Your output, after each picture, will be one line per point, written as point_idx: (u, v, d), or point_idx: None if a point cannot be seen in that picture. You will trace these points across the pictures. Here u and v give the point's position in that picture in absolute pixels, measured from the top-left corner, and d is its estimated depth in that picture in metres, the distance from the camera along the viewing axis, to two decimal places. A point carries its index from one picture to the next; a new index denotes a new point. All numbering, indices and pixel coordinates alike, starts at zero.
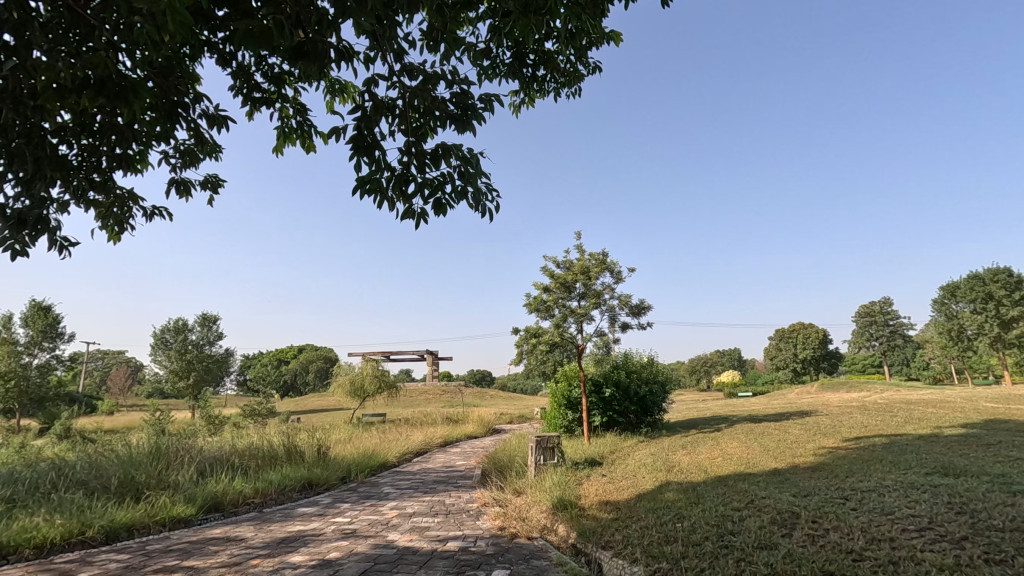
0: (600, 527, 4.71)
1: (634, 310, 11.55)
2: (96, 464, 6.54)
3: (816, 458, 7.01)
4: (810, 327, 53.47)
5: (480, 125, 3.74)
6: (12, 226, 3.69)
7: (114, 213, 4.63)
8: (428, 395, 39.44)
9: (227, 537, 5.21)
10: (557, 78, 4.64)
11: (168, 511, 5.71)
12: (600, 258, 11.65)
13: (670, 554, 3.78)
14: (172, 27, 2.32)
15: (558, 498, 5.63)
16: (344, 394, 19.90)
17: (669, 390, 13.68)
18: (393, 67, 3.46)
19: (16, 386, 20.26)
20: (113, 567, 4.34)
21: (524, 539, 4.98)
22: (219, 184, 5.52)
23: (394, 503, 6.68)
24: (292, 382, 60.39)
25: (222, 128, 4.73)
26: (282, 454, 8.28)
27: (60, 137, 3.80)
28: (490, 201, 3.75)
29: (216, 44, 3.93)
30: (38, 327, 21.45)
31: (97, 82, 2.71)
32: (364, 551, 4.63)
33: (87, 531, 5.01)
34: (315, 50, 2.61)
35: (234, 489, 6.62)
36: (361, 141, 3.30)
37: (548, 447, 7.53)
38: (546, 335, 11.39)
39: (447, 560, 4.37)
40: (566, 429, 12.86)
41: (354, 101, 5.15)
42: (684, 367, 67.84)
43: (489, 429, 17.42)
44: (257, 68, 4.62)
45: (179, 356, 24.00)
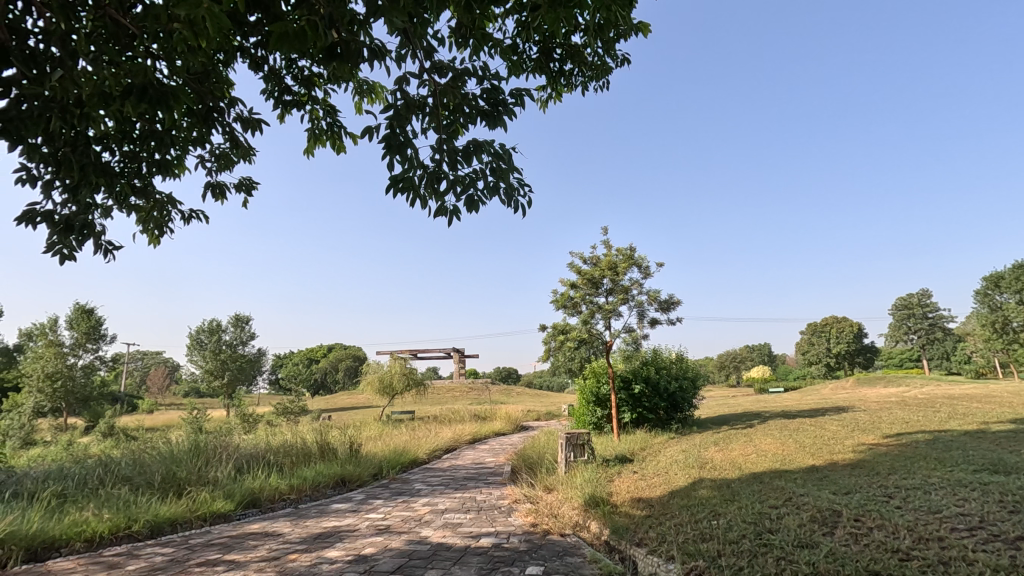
0: (633, 525, 4.66)
1: (663, 305, 11.41)
2: (139, 461, 6.77)
3: (855, 455, 6.84)
4: (844, 321, 52.02)
5: (511, 120, 3.73)
6: (60, 231, 3.85)
7: (154, 216, 4.77)
8: (455, 391, 39.83)
9: (266, 532, 5.34)
10: (585, 72, 4.59)
11: (208, 507, 5.87)
12: (628, 253, 11.53)
13: (706, 552, 3.71)
14: (211, 32, 2.38)
15: (591, 495, 5.59)
16: (374, 392, 20.19)
17: (700, 386, 13.47)
18: (424, 65, 3.47)
19: (62, 386, 21.23)
20: (158, 560, 4.47)
21: (557, 535, 4.98)
22: (253, 187, 5.64)
23: (427, 499, 6.74)
24: (322, 381, 61.53)
25: (255, 131, 4.83)
26: (315, 451, 8.44)
27: (103, 144, 3.94)
28: (523, 196, 3.75)
29: (248, 49, 4.01)
30: (82, 330, 22.21)
31: (139, 88, 2.81)
32: (398, 547, 4.68)
33: (133, 525, 5.19)
34: (349, 50, 2.64)
35: (271, 486, 6.78)
36: (394, 140, 3.33)
37: (578, 444, 7.52)
38: (573, 331, 11.38)
39: (481, 556, 4.38)
40: (595, 426, 12.79)
41: (382, 101, 5.20)
42: (713, 363, 66.63)
43: (517, 427, 17.46)
44: (287, 70, 4.71)
45: (214, 356, 24.68)
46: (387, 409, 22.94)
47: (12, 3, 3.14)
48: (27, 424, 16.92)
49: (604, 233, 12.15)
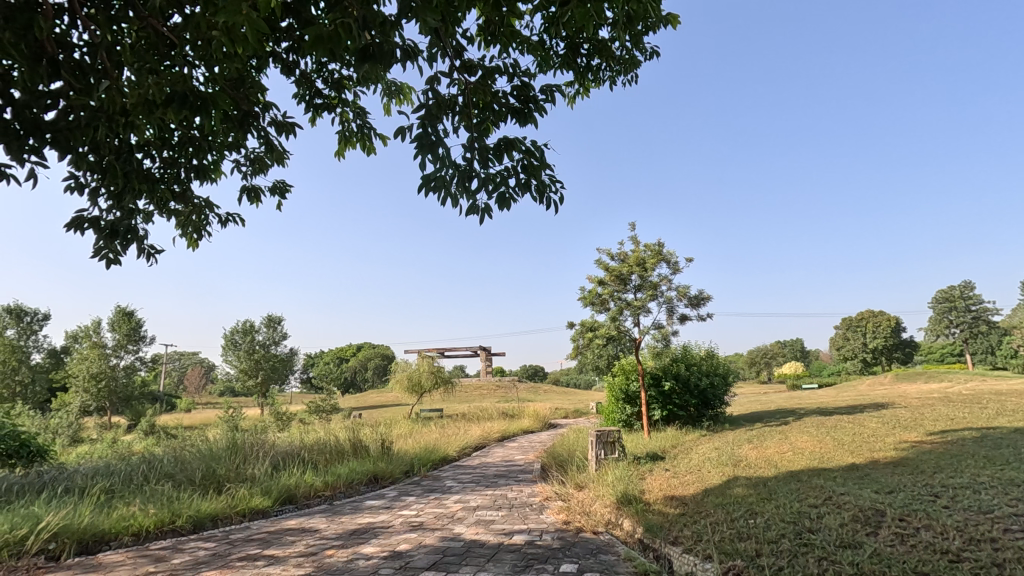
0: (667, 522, 4.61)
1: (694, 301, 11.25)
2: (181, 458, 6.99)
3: (898, 453, 6.62)
4: (881, 315, 50.42)
5: (541, 117, 3.72)
6: (106, 237, 4.01)
7: (193, 220, 4.92)
8: (483, 390, 40.04)
9: (303, 528, 5.44)
10: (613, 66, 4.56)
11: (247, 503, 6.01)
12: (656, 248, 11.38)
13: (744, 552, 3.64)
14: (251, 39, 2.42)
15: (622, 493, 5.56)
16: (403, 390, 20.42)
17: (732, 382, 13.23)
18: (453, 64, 3.48)
19: (106, 386, 22.06)
20: (201, 554, 4.62)
21: (589, 533, 4.96)
22: (286, 189, 5.76)
23: (458, 496, 6.80)
24: (351, 380, 62.42)
25: (288, 134, 4.94)
26: (348, 449, 8.58)
27: (145, 151, 4.08)
28: (555, 192, 3.71)
29: (280, 55, 4.09)
30: (123, 332, 22.93)
31: (180, 96, 2.90)
32: (432, 543, 4.72)
33: (177, 520, 5.36)
34: (382, 51, 2.65)
35: (306, 483, 6.91)
36: (426, 139, 3.35)
37: (608, 441, 7.47)
38: (601, 328, 11.33)
39: (514, 553, 4.39)
40: (625, 423, 12.69)
41: (411, 101, 5.28)
42: (743, 360, 65.43)
43: (545, 424, 17.44)
44: (318, 74, 4.81)
45: (248, 356, 25.37)
46: (415, 407, 23.15)
47: (59, 18, 3.27)
48: (75, 423, 17.66)
49: (631, 229, 12.06)
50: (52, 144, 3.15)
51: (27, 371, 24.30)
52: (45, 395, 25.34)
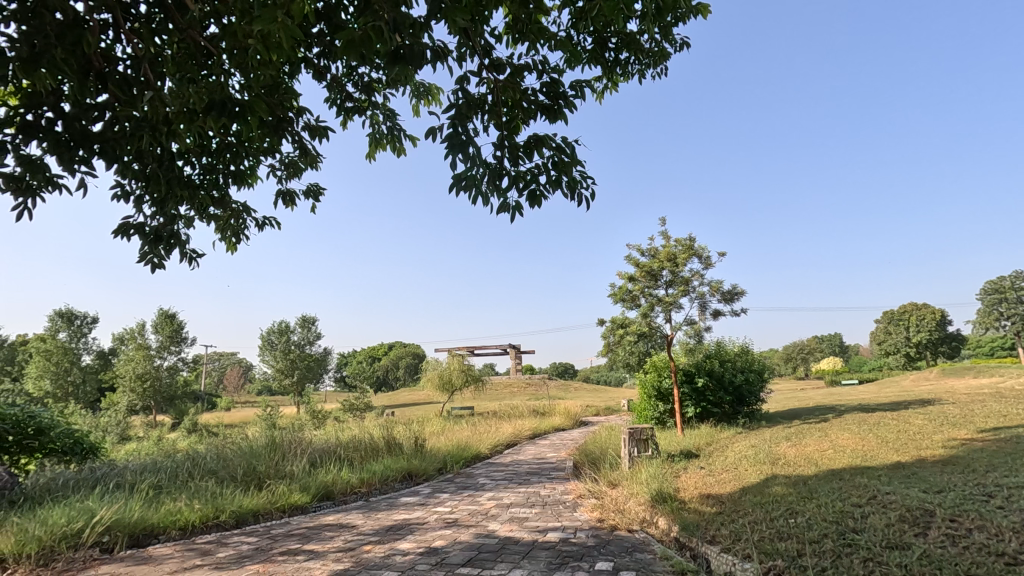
0: (704, 521, 4.54)
1: (727, 296, 11.03)
2: (223, 455, 7.22)
3: (947, 451, 6.37)
4: (925, 308, 48.55)
5: (571, 113, 3.70)
6: (151, 242, 4.18)
7: (232, 225, 5.07)
8: (513, 387, 40.12)
9: (341, 524, 5.55)
10: (642, 59, 4.52)
11: (287, 499, 6.17)
12: (688, 243, 11.19)
13: (785, 552, 3.57)
14: (285, 45, 2.47)
15: (657, 491, 5.50)
16: (434, 388, 20.65)
17: (767, 378, 12.94)
18: (482, 64, 3.49)
19: (151, 386, 22.95)
20: (245, 548, 4.76)
21: (624, 531, 4.92)
22: (319, 192, 5.87)
23: (491, 493, 6.84)
24: (383, 378, 63.45)
25: (321, 138, 5.06)
26: (382, 446, 8.71)
27: (185, 158, 4.22)
28: (586, 188, 3.69)
29: (312, 61, 4.18)
30: (166, 333, 23.77)
31: (219, 104, 3.00)
32: (467, 540, 4.76)
33: (221, 515, 5.54)
34: (412, 53, 2.68)
35: (343, 479, 7.05)
36: (456, 138, 3.37)
37: (641, 439, 7.40)
38: (632, 325, 11.23)
39: (549, 551, 4.39)
40: (658, 421, 12.55)
41: (439, 102, 5.35)
42: (778, 356, 63.90)
43: (576, 422, 17.39)
44: (348, 78, 4.91)
45: (284, 356, 26.02)
46: (447, 405, 23.40)
47: (104, 33, 3.41)
48: (123, 421, 18.42)
49: (662, 224, 11.91)
50: (100, 154, 3.29)
51: (78, 372, 25.46)
52: (94, 394, 26.48)
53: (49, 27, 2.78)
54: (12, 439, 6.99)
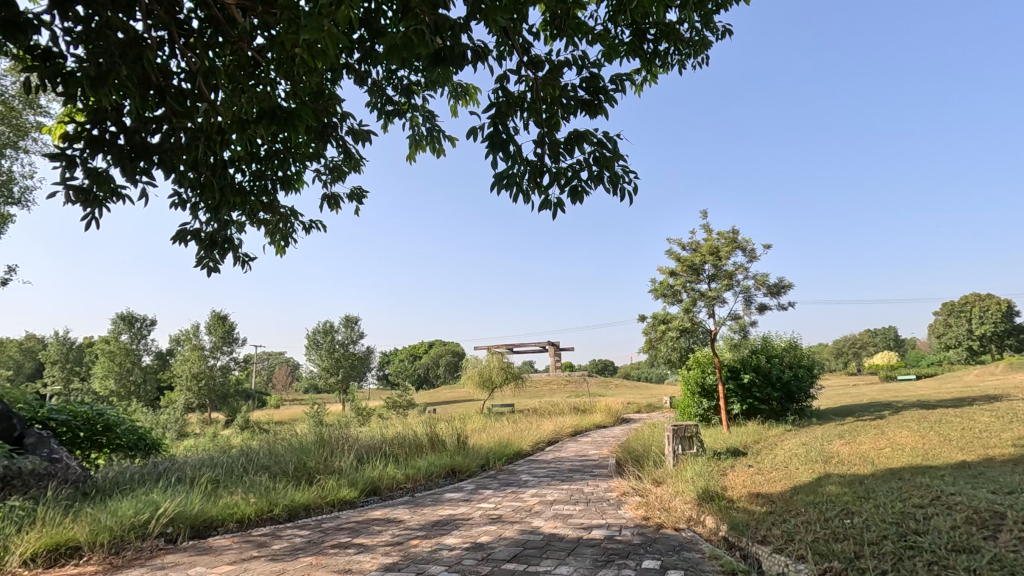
0: (754, 521, 4.42)
1: (773, 289, 10.70)
2: (274, 451, 7.49)
3: (1017, 450, 6.00)
4: (988, 298, 45.84)
5: (611, 107, 3.66)
6: (206, 247, 4.40)
7: (280, 228, 5.25)
8: (553, 384, 40.03)
9: (388, 519, 5.68)
10: (681, 49, 4.44)
11: (336, 494, 6.35)
12: (730, 236, 10.92)
13: (842, 553, 3.45)
14: (331, 52, 2.54)
15: (704, 489, 5.39)
16: (475, 385, 20.85)
17: (818, 374, 12.49)
18: (521, 62, 3.50)
19: (206, 384, 24.01)
20: (298, 541, 4.92)
21: (670, 530, 4.86)
22: (363, 195, 6.01)
23: (534, 490, 6.86)
24: (424, 376, 64.50)
25: (364, 142, 5.20)
26: (426, 443, 8.86)
27: (236, 166, 4.39)
28: (629, 182, 3.65)
29: (353, 66, 4.29)
30: (218, 334, 24.75)
31: (269, 111, 3.12)
32: (512, 536, 4.79)
33: (274, 509, 5.75)
34: (453, 54, 2.71)
35: (389, 475, 7.20)
36: (497, 137, 3.39)
37: (685, 436, 7.27)
38: (674, 320, 11.05)
39: (594, 548, 4.37)
40: (702, 418, 12.31)
41: (476, 101, 5.40)
42: (828, 350, 61.60)
43: (618, 419, 17.26)
44: (388, 82, 5.02)
45: (329, 355, 26.78)
46: (488, 403, 23.55)
47: (161, 49, 3.60)
48: (181, 417, 19.36)
49: (703, 217, 11.66)
50: (159, 165, 3.47)
51: (139, 372, 26.87)
52: (154, 393, 27.90)
53: (114, 46, 2.96)
54: (84, 435, 7.48)
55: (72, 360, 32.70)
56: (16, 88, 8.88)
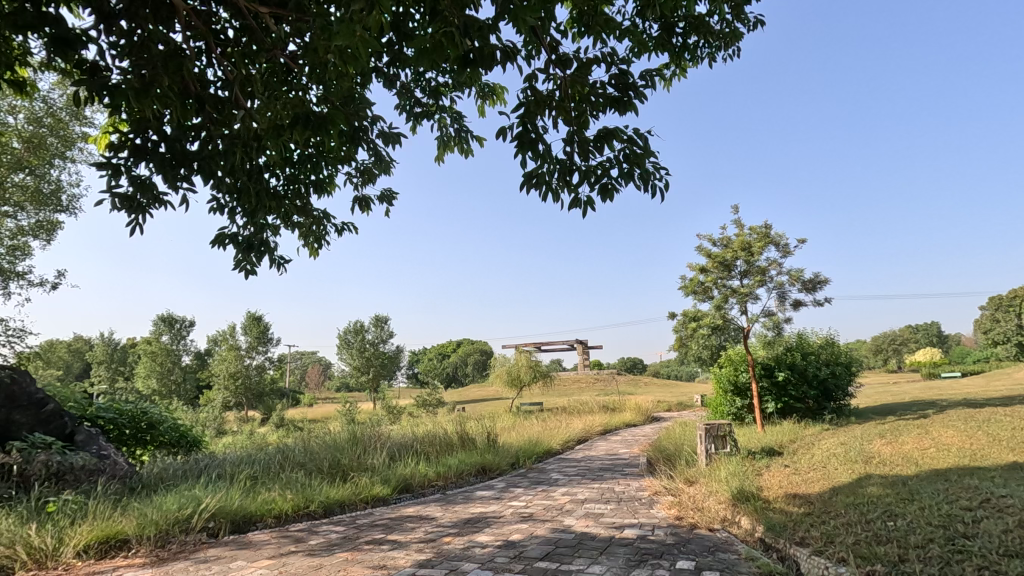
0: (791, 522, 4.33)
1: (809, 285, 10.43)
2: (310, 449, 7.66)
3: None
4: None
5: (641, 104, 3.63)
6: (244, 250, 4.53)
7: (314, 231, 5.37)
8: (581, 381, 39.84)
9: (420, 516, 5.75)
10: (711, 41, 4.37)
11: (369, 491, 6.46)
12: (763, 231, 10.68)
13: (885, 556, 3.35)
14: (363, 56, 2.58)
15: (738, 489, 5.30)
16: (503, 384, 20.92)
17: (856, 372, 12.13)
18: (549, 60, 3.50)
19: (242, 383, 24.72)
20: (334, 536, 5.03)
21: (704, 530, 4.79)
22: (393, 197, 6.09)
23: (565, 489, 6.85)
24: (453, 374, 64.96)
25: (393, 144, 5.28)
26: (456, 441, 8.94)
27: (270, 171, 4.50)
28: (660, 179, 3.61)
29: (382, 69, 4.36)
30: (253, 334, 25.39)
31: (303, 117, 3.19)
32: (544, 534, 4.80)
33: (310, 505, 5.88)
34: (482, 55, 2.73)
35: (421, 472, 7.29)
36: (526, 136, 3.40)
37: (719, 435, 7.14)
38: (705, 317, 10.88)
39: (627, 547, 4.34)
40: (736, 417, 12.09)
41: (503, 101, 5.42)
42: (867, 347, 59.74)
43: (648, 417, 17.07)
44: (416, 84, 5.08)
45: (360, 353, 27.23)
46: (517, 401, 23.57)
47: (199, 59, 3.72)
48: (219, 415, 19.95)
49: (734, 212, 11.44)
50: (199, 171, 3.60)
51: (180, 371, 27.80)
52: (193, 392, 28.84)
53: (156, 58, 3.07)
54: (129, 432, 7.80)
55: (117, 360, 34.04)
56: (63, 100, 9.23)
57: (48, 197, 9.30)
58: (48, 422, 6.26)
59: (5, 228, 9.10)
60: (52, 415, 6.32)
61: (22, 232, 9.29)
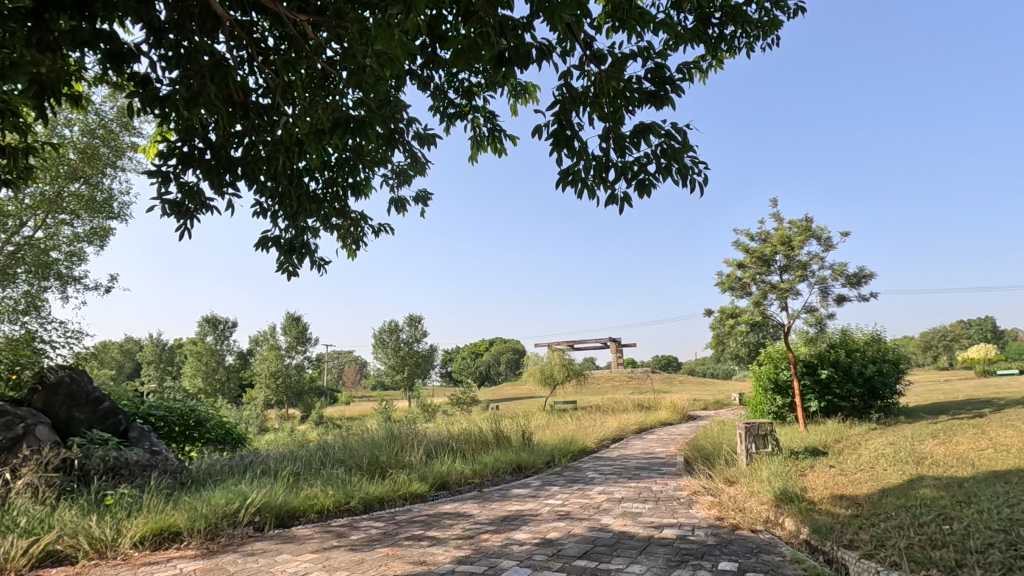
0: (838, 524, 4.19)
1: (853, 279, 10.07)
2: (349, 445, 7.84)
3: None
4: None
5: (678, 97, 3.57)
6: (286, 253, 4.69)
7: (351, 232, 5.49)
8: (615, 380, 39.44)
9: (458, 513, 5.80)
10: (749, 31, 4.27)
11: (407, 488, 6.56)
12: (804, 224, 10.37)
13: (941, 561, 3.22)
14: (400, 59, 2.62)
15: (781, 490, 5.16)
16: (536, 382, 20.90)
17: (905, 370, 11.68)
18: (583, 56, 3.48)
19: (283, 382, 25.43)
20: (374, 532, 5.13)
21: (746, 531, 4.69)
22: (428, 197, 6.16)
23: (602, 487, 6.82)
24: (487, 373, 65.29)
25: (429, 145, 5.34)
26: (492, 439, 8.99)
27: (309, 174, 4.62)
28: (698, 174, 3.56)
29: (416, 71, 4.42)
30: (293, 334, 26.06)
31: (344, 121, 3.27)
32: (582, 533, 4.78)
33: (350, 501, 6.01)
34: (517, 54, 2.76)
35: (457, 470, 7.36)
36: (561, 134, 3.39)
37: (759, 435, 6.97)
38: (743, 314, 10.64)
39: (667, 547, 4.29)
40: (776, 416, 11.80)
41: (535, 99, 5.42)
42: (915, 343, 57.34)
43: (685, 416, 16.78)
44: (450, 85, 5.12)
45: (395, 352, 27.67)
46: (550, 399, 23.52)
47: (242, 68, 3.86)
48: (261, 414, 20.57)
49: (774, 205, 11.12)
50: (244, 177, 3.73)
51: (224, 370, 28.78)
52: (237, 390, 29.83)
53: (203, 69, 3.20)
54: (178, 429, 8.13)
55: (164, 360, 35.49)
56: (114, 112, 9.75)
57: (101, 205, 9.74)
58: (104, 419, 6.56)
59: (62, 235, 9.55)
60: (108, 412, 6.63)
61: (77, 239, 9.75)
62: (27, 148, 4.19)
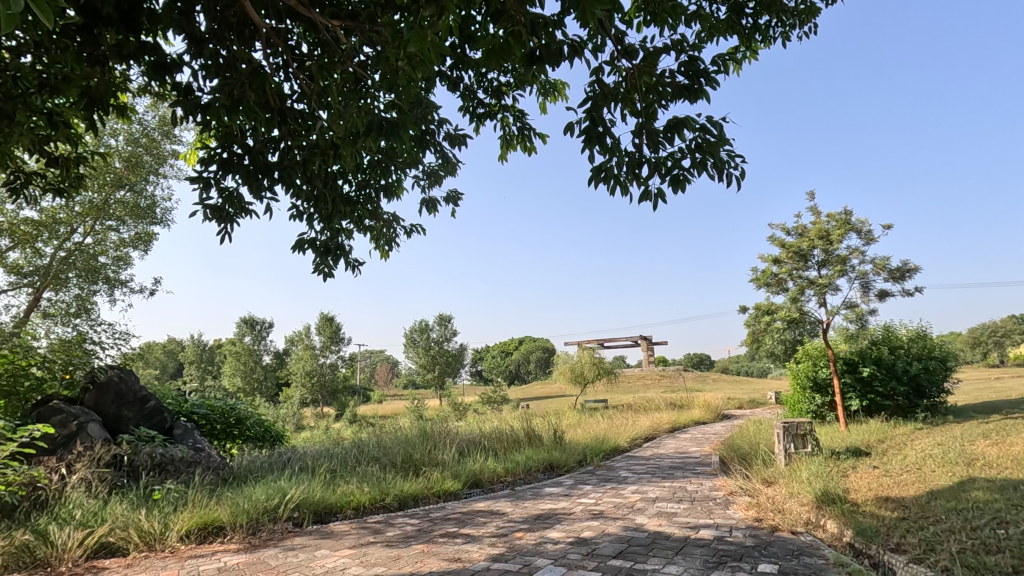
0: (884, 527, 4.05)
1: (896, 274, 9.72)
2: (383, 444, 7.96)
3: None
4: None
5: (713, 90, 3.50)
6: (321, 254, 4.80)
7: (383, 233, 5.57)
8: (647, 378, 38.97)
9: (491, 511, 5.83)
10: (784, 20, 4.16)
11: (441, 485, 6.63)
12: (843, 217, 10.04)
13: (997, 567, 3.08)
14: (433, 61, 2.64)
15: (823, 491, 5.02)
16: (566, 381, 20.83)
17: (953, 367, 11.20)
18: (615, 52, 3.44)
19: (317, 381, 26.00)
20: (410, 529, 5.20)
21: (787, 533, 4.58)
22: (459, 197, 6.20)
23: (635, 487, 6.76)
24: (517, 372, 65.39)
25: (459, 146, 5.37)
26: (523, 438, 9.00)
27: (342, 177, 4.71)
28: (734, 167, 3.48)
29: (446, 72, 4.44)
30: (327, 334, 26.61)
31: (376, 122, 3.31)
32: (617, 532, 4.75)
33: (386, 498, 6.11)
34: (548, 52, 2.76)
35: (489, 468, 7.40)
36: (593, 130, 3.37)
37: (798, 434, 6.79)
38: (780, 310, 10.38)
39: (704, 548, 4.22)
40: (815, 415, 11.49)
41: (564, 96, 5.40)
42: (963, 339, 54.93)
43: (718, 414, 16.49)
44: (479, 85, 5.14)
45: (426, 351, 27.94)
46: (581, 398, 23.38)
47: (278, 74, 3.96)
48: (297, 412, 21.07)
49: (811, 199, 10.80)
50: (281, 180, 3.83)
51: (261, 370, 29.60)
52: (273, 390, 30.64)
53: (242, 77, 3.30)
54: (220, 427, 8.41)
55: (205, 360, 36.74)
56: (157, 121, 10.11)
57: (145, 211, 10.13)
58: (151, 417, 6.78)
59: (110, 240, 9.95)
60: (154, 410, 6.83)
61: (124, 244, 10.15)
62: (78, 157, 4.37)
